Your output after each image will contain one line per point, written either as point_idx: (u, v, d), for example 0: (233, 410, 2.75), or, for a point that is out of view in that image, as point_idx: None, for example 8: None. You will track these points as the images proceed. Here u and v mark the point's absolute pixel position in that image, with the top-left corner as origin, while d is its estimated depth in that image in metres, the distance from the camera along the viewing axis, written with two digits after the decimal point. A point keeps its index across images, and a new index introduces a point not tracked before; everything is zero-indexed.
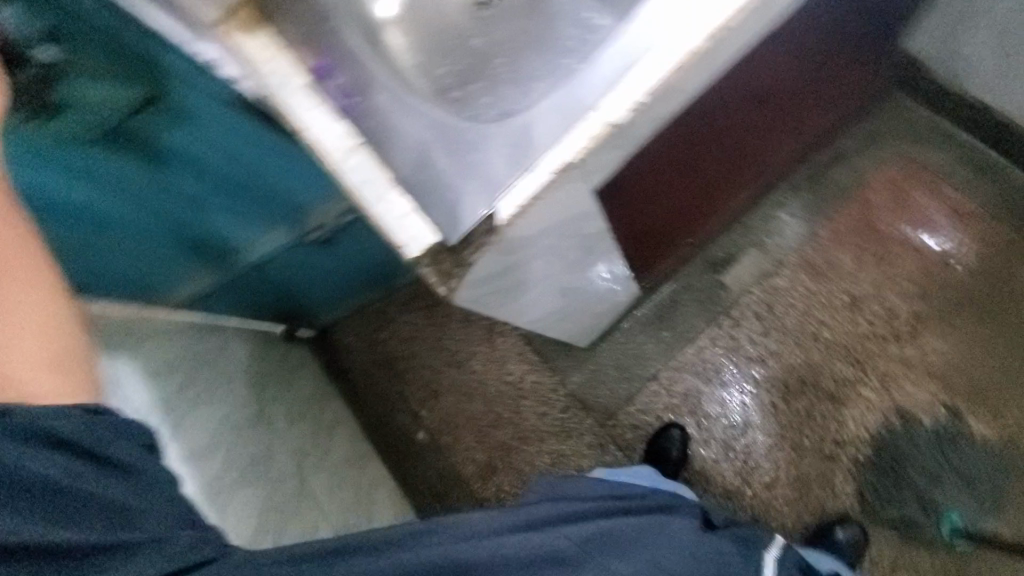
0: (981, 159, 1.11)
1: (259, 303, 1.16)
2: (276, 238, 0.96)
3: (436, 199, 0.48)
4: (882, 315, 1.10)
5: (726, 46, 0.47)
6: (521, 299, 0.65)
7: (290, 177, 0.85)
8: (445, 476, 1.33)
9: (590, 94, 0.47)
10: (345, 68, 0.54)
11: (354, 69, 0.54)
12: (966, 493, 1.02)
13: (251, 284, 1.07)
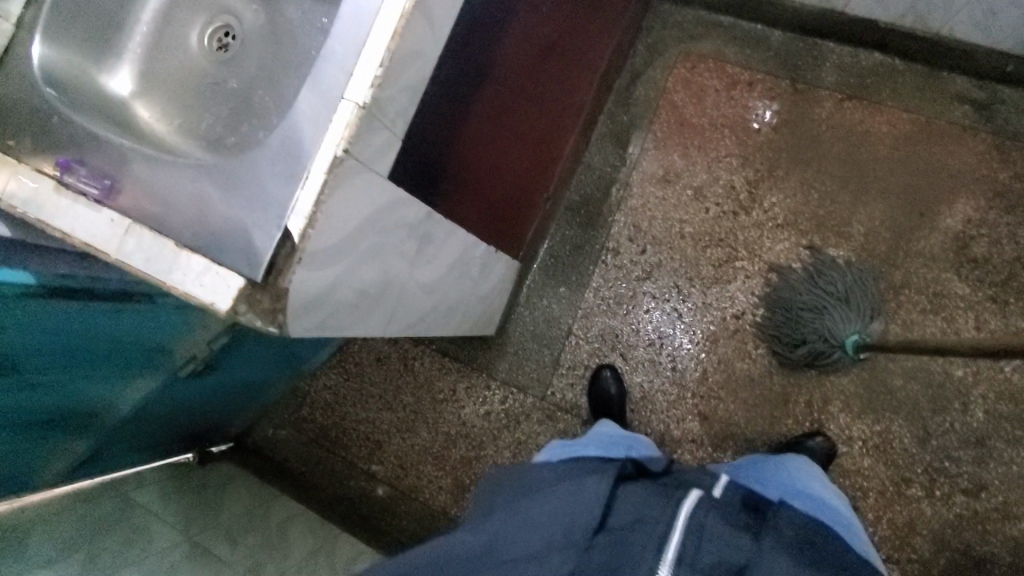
0: (744, 32, 1.24)
1: (152, 441, 1.10)
2: (147, 384, 0.91)
3: (227, 244, 0.48)
4: (724, 193, 1.22)
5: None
6: (376, 312, 0.62)
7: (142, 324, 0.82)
8: (421, 517, 1.28)
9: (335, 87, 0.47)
10: (95, 159, 0.54)
11: (108, 152, 0.54)
12: (852, 311, 1.10)
13: (134, 433, 1.01)
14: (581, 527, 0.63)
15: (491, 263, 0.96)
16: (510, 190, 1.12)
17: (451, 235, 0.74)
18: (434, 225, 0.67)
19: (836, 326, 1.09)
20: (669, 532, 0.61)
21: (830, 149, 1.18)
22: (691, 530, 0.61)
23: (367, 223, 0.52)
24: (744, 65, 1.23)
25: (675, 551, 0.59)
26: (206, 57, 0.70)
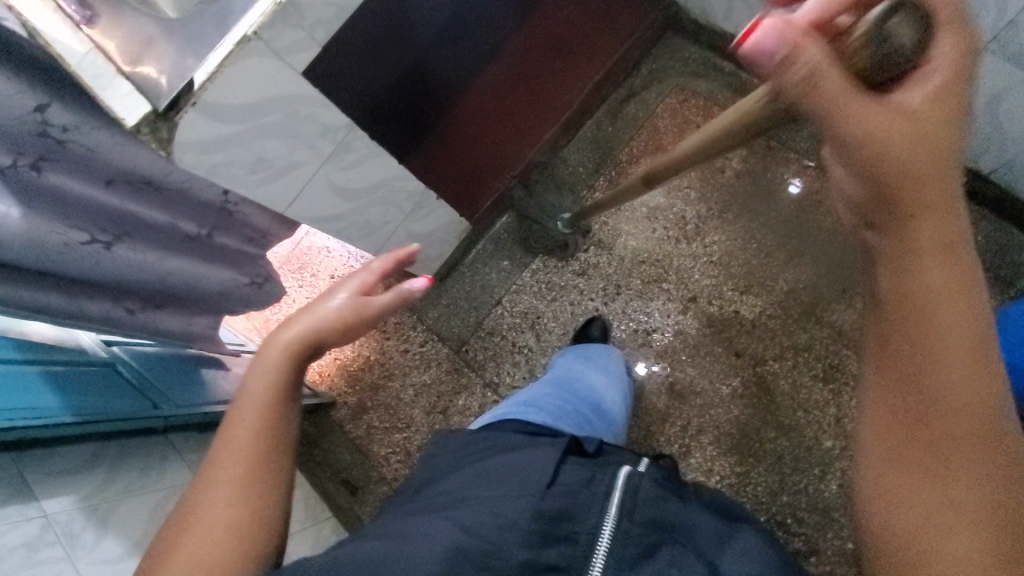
0: (739, 83, 1.32)
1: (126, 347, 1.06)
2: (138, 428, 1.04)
3: (157, 83, 0.59)
4: (674, 220, 1.30)
5: None
6: (279, 185, 0.75)
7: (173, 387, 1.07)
8: (320, 422, 1.40)
9: None
10: None
11: None
12: (729, 361, 1.20)
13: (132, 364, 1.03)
14: (531, 479, 0.61)
15: (426, 206, 1.08)
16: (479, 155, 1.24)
17: (375, 157, 0.86)
18: (355, 137, 0.79)
19: (713, 364, 1.21)
20: (608, 498, 0.60)
21: (780, 209, 1.24)
22: (630, 488, 0.61)
23: (269, 98, 0.65)
24: (729, 111, 1.31)
25: (616, 504, 0.60)
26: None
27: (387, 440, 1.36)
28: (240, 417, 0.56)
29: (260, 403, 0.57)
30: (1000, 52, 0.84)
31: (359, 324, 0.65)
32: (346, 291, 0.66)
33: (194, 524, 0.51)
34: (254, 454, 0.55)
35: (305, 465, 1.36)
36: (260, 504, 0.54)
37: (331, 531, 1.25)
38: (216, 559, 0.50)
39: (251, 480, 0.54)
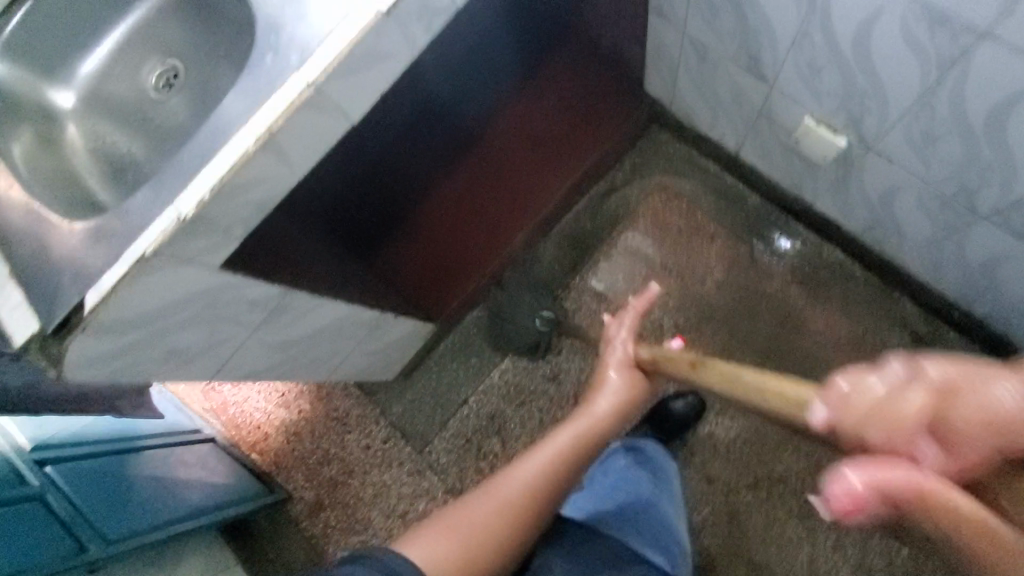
0: (724, 187, 1.26)
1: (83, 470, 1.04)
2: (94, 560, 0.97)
3: (53, 304, 0.55)
4: (650, 329, 1.23)
5: (286, 148, 0.54)
6: (201, 362, 0.69)
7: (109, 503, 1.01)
8: (275, 518, 1.34)
9: (182, 203, 0.53)
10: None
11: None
12: (701, 488, 1.15)
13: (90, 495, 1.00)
14: None
15: (383, 327, 1.02)
16: (444, 255, 1.25)
17: (314, 308, 0.80)
18: (290, 299, 0.73)
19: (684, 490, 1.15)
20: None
21: (759, 327, 1.18)
22: None
23: (180, 298, 0.59)
24: (713, 216, 1.25)
25: None
26: (145, 88, 0.79)
27: (343, 542, 1.30)
28: (509, 477, 0.67)
29: (547, 470, 0.69)
30: (997, 224, 0.77)
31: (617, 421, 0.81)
32: (618, 366, 0.86)
33: (444, 521, 0.61)
34: (526, 500, 0.65)
35: (257, 565, 1.31)
36: (520, 522, 0.64)
37: None
38: (452, 560, 0.58)
39: (519, 522, 0.64)
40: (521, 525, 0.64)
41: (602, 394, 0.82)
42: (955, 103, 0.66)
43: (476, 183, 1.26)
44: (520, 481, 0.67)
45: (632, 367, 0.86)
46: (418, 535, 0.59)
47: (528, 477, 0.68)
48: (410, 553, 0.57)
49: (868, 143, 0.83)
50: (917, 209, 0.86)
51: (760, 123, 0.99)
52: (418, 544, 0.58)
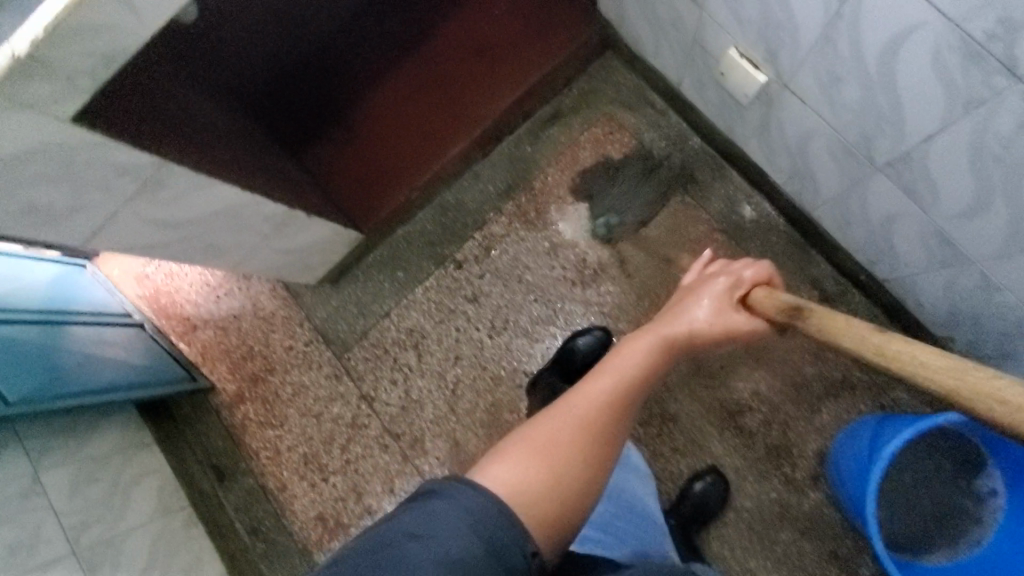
0: (666, 125, 1.24)
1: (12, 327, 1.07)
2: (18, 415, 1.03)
3: None
4: (573, 261, 1.24)
5: None
6: (69, 225, 0.69)
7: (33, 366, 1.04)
8: (198, 404, 1.38)
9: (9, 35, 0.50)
10: None
11: None
12: None
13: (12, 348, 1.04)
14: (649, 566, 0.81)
15: (293, 225, 1.01)
16: (380, 156, 1.24)
17: (199, 189, 0.78)
18: (168, 173, 0.72)
19: None
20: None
21: (678, 270, 1.19)
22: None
23: (30, 152, 0.58)
24: (652, 154, 1.23)
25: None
26: None
27: (259, 434, 1.35)
28: (585, 396, 0.62)
29: (615, 398, 0.62)
30: (892, 179, 0.76)
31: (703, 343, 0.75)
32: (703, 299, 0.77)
33: (513, 443, 0.56)
34: (601, 410, 0.60)
35: (174, 444, 1.34)
36: (603, 435, 0.59)
37: (182, 523, 1.24)
38: (542, 479, 0.53)
39: (595, 438, 0.58)
40: (603, 432, 0.59)
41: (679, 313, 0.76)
42: (856, 35, 0.64)
43: (411, 90, 1.26)
44: (586, 396, 0.61)
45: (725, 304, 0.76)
46: (502, 456, 0.54)
47: (593, 392, 0.62)
48: (489, 477, 0.52)
49: (785, 80, 0.80)
50: (828, 157, 0.84)
51: (697, 52, 0.95)
52: (503, 467, 0.53)
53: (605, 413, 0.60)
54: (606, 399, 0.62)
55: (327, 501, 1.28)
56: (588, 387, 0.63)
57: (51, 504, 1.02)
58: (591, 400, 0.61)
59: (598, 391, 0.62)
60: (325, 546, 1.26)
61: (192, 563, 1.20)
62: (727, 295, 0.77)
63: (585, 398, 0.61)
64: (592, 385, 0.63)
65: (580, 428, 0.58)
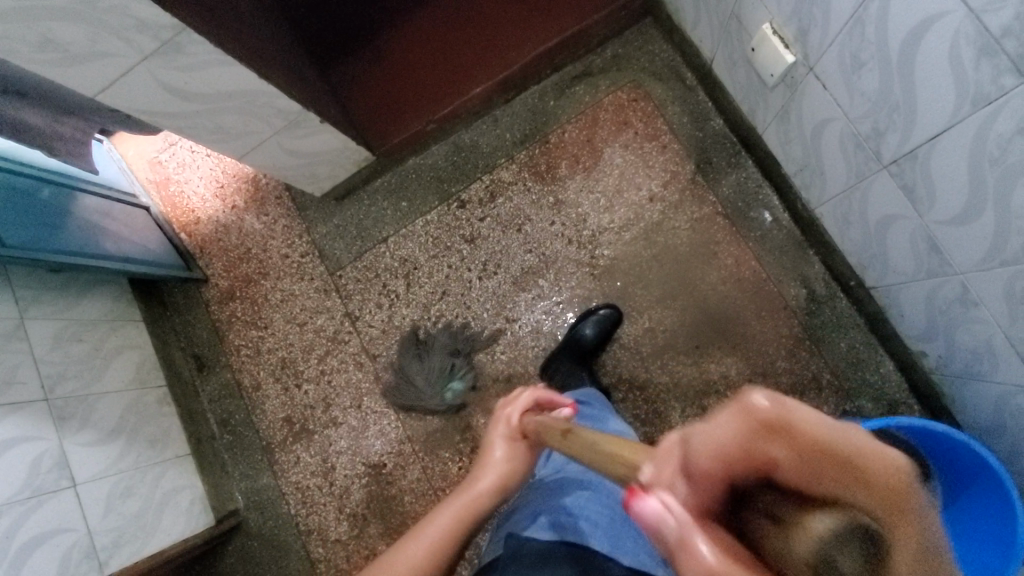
0: (691, 101, 1.23)
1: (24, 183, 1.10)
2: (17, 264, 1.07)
3: None
4: (574, 220, 1.25)
5: None
6: (86, 70, 0.71)
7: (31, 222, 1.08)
8: (191, 294, 1.43)
9: None
10: None
11: None
12: None
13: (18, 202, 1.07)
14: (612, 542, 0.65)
15: (305, 127, 1.02)
16: (404, 84, 1.25)
17: (221, 66, 0.80)
18: (193, 42, 0.74)
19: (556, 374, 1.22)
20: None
21: (675, 246, 1.19)
22: None
23: None
24: (672, 129, 1.23)
25: None
26: None
27: (242, 333, 1.39)
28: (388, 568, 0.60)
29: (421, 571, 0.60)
30: (894, 178, 0.76)
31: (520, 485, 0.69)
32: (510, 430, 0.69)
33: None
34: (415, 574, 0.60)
35: (162, 328, 1.40)
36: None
37: (156, 398, 1.29)
38: None
39: None
40: None
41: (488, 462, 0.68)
42: (883, 19, 0.64)
43: (447, 25, 1.26)
44: (399, 554, 0.61)
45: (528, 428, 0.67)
46: None
47: (409, 551, 0.61)
48: None
49: (811, 62, 0.80)
50: (839, 149, 0.84)
51: (732, 24, 0.94)
52: None
53: (420, 570, 0.60)
54: (425, 556, 0.61)
55: (297, 406, 1.32)
56: (401, 542, 0.62)
57: (32, 350, 1.07)
58: (408, 557, 0.61)
59: (415, 541, 0.62)
60: (287, 448, 1.31)
61: (159, 437, 1.25)
62: (511, 435, 0.69)
63: (399, 556, 0.61)
64: (411, 539, 0.62)
65: None
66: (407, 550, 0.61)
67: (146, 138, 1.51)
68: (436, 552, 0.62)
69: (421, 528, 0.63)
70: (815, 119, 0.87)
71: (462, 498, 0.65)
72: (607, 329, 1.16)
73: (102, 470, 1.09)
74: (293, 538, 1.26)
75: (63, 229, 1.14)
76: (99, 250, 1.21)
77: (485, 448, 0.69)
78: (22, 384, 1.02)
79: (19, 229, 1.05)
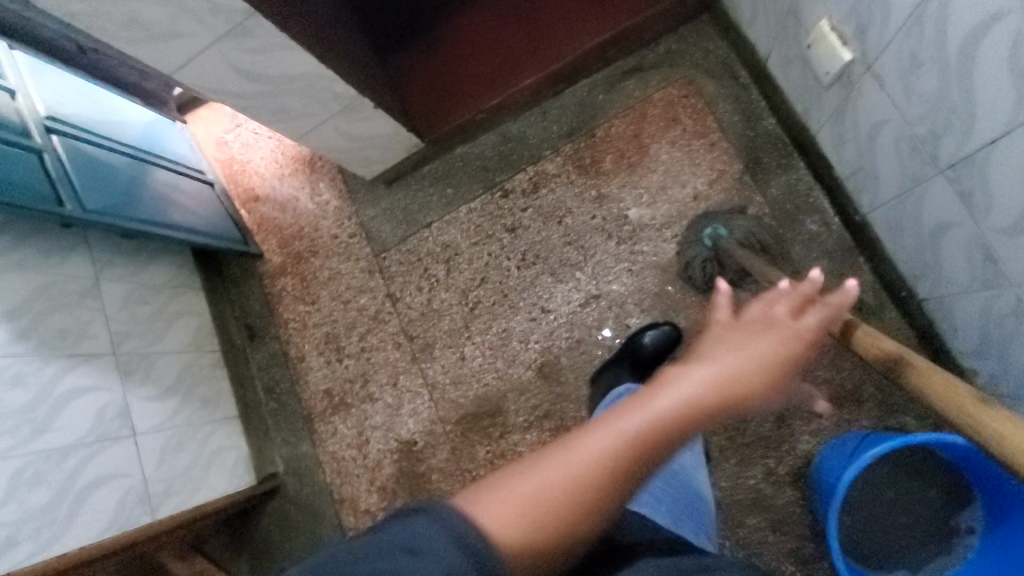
0: (744, 99, 1.20)
1: (105, 157, 1.21)
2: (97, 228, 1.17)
3: None
4: (615, 215, 1.25)
5: None
6: (163, 51, 0.78)
7: (108, 191, 1.18)
8: (246, 267, 1.51)
9: None
10: None
11: None
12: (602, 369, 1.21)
13: (99, 173, 1.18)
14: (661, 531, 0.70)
15: (359, 111, 1.07)
16: (456, 75, 1.28)
17: (283, 51, 0.85)
18: (260, 28, 0.79)
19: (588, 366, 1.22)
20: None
21: None
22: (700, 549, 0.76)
23: None
24: (722, 127, 1.21)
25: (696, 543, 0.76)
26: None
27: (291, 307, 1.46)
28: (604, 434, 0.49)
29: (638, 451, 0.49)
30: (951, 183, 0.73)
31: (766, 400, 0.57)
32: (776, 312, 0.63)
33: (507, 485, 0.46)
34: (633, 452, 0.49)
35: (218, 297, 1.49)
36: (611, 495, 0.48)
37: (209, 361, 1.38)
38: (541, 518, 0.45)
39: (613, 486, 0.48)
40: (626, 478, 0.48)
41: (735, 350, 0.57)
42: (944, 17, 0.62)
43: (502, 16, 1.29)
44: (618, 425, 0.50)
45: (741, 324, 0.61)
46: (496, 487, 0.46)
47: (631, 425, 0.50)
48: (475, 513, 0.43)
49: (870, 60, 0.78)
50: (894, 152, 0.81)
51: (790, 20, 0.92)
52: (496, 508, 0.44)
53: (636, 454, 0.49)
54: (646, 439, 0.50)
55: (337, 379, 1.38)
56: (625, 411, 0.51)
57: (105, 307, 1.17)
58: (631, 435, 0.49)
59: (639, 418, 0.50)
60: (326, 419, 1.37)
61: (211, 398, 1.34)
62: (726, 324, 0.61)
63: (612, 429, 0.50)
64: (633, 416, 0.50)
65: (601, 472, 0.47)
66: (631, 424, 0.50)
67: (214, 119, 1.61)
68: (653, 439, 0.50)
69: (644, 403, 0.52)
70: (871, 121, 0.84)
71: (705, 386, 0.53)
72: (664, 348, 1.13)
73: (158, 422, 1.18)
74: (326, 504, 1.33)
75: (137, 199, 1.25)
76: (168, 222, 1.31)
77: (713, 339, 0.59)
78: (94, 337, 1.12)
79: (99, 197, 1.15)
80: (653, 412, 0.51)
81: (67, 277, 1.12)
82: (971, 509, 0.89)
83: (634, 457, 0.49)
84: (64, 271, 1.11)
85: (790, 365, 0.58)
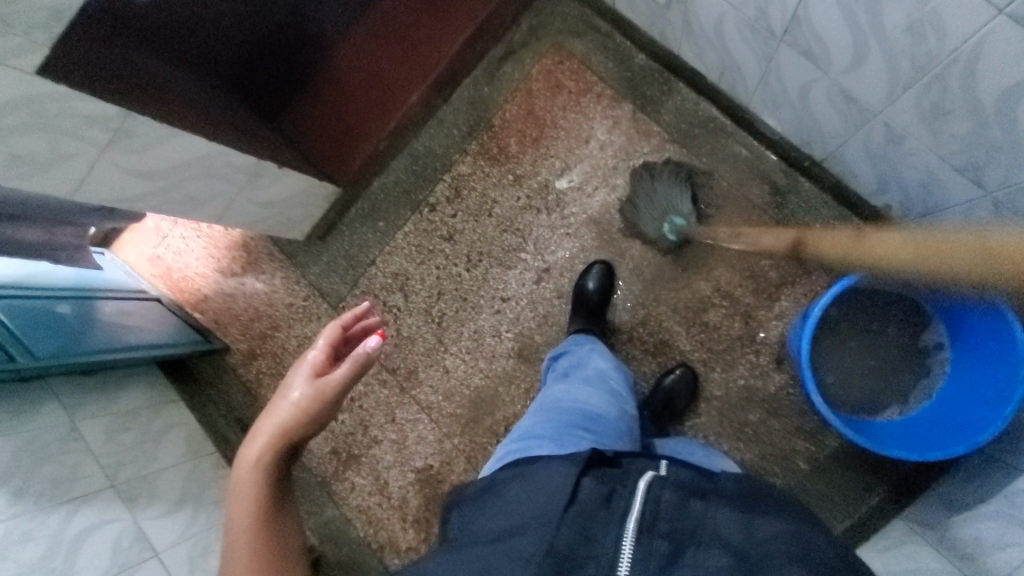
0: (612, 46, 1.28)
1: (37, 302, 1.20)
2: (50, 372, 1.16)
3: None
4: (537, 189, 1.30)
5: None
6: (52, 177, 0.81)
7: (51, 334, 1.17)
8: (216, 364, 1.52)
9: None
10: None
11: None
12: None
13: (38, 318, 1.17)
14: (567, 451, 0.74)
15: (265, 176, 1.10)
16: (345, 115, 1.32)
17: (169, 139, 0.88)
18: (136, 125, 0.82)
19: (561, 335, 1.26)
20: (626, 513, 0.53)
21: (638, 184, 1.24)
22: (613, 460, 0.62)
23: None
24: (602, 77, 1.28)
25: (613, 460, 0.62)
26: None
27: (273, 385, 1.47)
28: (232, 528, 0.59)
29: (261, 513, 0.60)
30: (792, 47, 0.80)
31: (323, 415, 0.66)
32: (305, 374, 0.68)
33: None
34: (257, 515, 0.59)
35: (200, 402, 1.49)
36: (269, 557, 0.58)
37: (211, 464, 1.38)
38: None
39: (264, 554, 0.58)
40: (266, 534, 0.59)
41: (277, 406, 0.66)
42: None
43: (370, 48, 1.31)
44: (232, 519, 0.59)
45: (310, 389, 0.66)
46: None
47: (236, 513, 0.59)
48: None
49: None
50: (740, 39, 0.88)
51: None
52: None
53: (255, 519, 0.59)
54: (253, 506, 0.60)
55: (338, 437, 1.38)
56: (229, 509, 0.60)
57: (90, 446, 1.16)
58: (241, 519, 0.59)
59: (242, 502, 0.60)
60: (341, 478, 1.37)
61: (224, 497, 1.34)
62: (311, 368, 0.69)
63: (232, 523, 0.59)
64: (239, 503, 0.60)
65: (248, 550, 0.58)
66: (235, 512, 0.59)
67: (139, 238, 1.62)
68: (260, 497, 0.60)
69: (235, 490, 0.61)
70: (712, 19, 0.90)
71: (285, 437, 0.64)
72: (607, 286, 1.18)
73: (177, 536, 1.18)
74: (370, 557, 1.32)
75: (81, 334, 1.24)
76: (121, 346, 1.30)
77: (278, 390, 0.67)
78: (87, 477, 1.11)
79: (44, 343, 1.14)
80: (254, 484, 0.61)
81: (43, 428, 1.11)
82: (932, 328, 0.97)
83: (259, 526, 0.59)
84: (38, 425, 1.11)
85: (324, 397, 0.66)
